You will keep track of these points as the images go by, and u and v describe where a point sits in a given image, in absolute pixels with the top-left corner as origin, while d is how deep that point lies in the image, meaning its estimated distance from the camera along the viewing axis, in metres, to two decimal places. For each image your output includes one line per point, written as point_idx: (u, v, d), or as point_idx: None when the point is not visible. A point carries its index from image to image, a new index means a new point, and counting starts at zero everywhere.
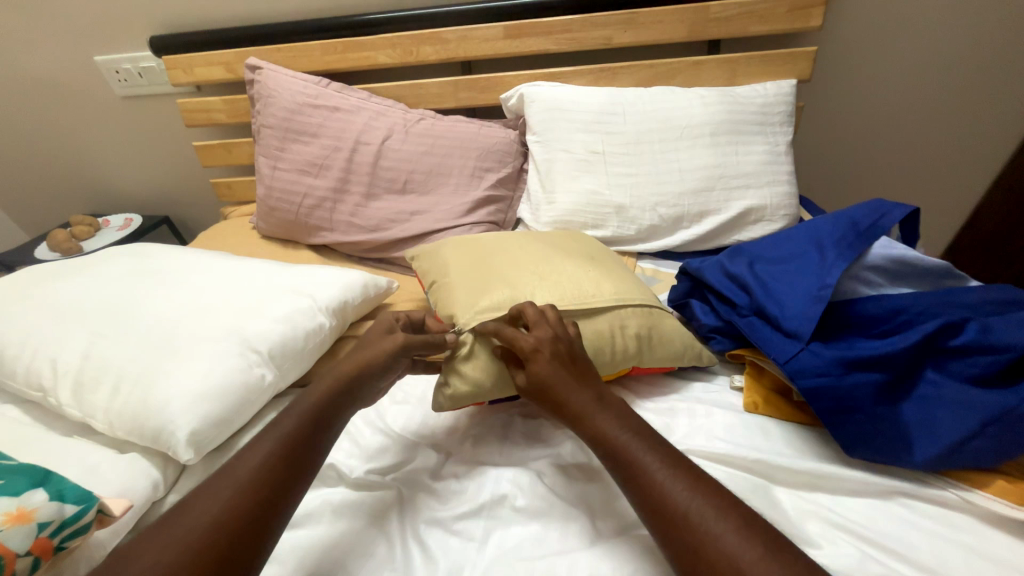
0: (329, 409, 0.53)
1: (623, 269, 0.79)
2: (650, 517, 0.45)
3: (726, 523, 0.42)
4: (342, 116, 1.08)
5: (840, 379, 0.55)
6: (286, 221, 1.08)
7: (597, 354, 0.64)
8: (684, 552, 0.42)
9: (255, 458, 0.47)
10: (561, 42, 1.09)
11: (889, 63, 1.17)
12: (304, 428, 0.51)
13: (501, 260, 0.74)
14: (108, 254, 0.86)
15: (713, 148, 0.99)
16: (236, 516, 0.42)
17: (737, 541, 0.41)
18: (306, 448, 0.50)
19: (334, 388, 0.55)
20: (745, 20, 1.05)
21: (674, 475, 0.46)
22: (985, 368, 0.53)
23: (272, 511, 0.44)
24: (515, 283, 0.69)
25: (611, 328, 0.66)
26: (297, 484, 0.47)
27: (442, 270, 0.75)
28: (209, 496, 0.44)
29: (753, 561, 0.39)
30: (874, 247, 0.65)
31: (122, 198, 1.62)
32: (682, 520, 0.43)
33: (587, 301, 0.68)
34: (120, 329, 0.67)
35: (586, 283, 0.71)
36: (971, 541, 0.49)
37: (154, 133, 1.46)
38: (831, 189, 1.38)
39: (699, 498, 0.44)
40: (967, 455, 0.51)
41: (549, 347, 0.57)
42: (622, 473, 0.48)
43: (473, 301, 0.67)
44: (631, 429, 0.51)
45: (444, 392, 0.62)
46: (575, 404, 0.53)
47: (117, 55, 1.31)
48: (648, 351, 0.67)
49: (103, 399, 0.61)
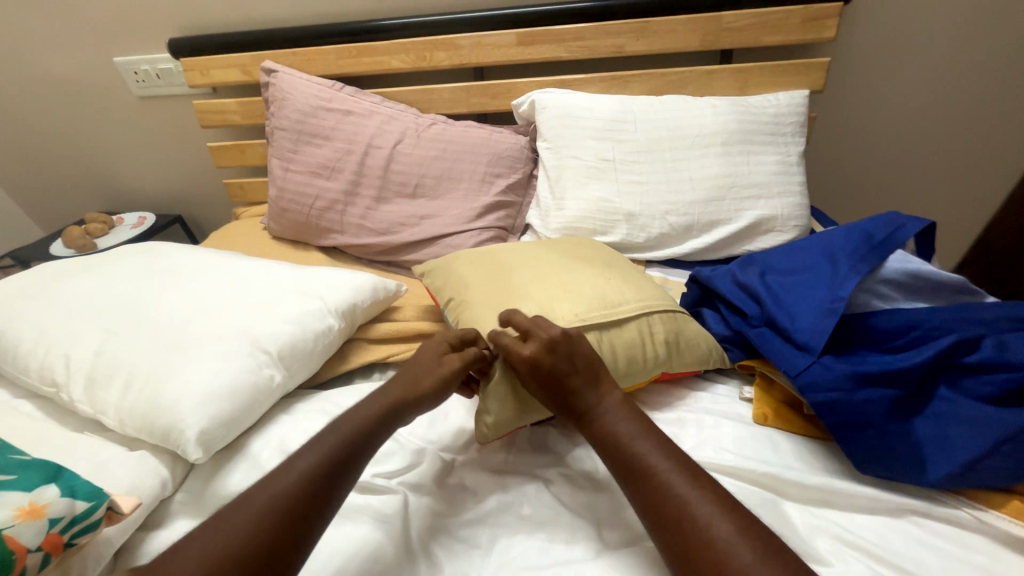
0: (373, 428, 0.54)
1: (646, 279, 0.78)
2: (648, 513, 0.46)
3: (729, 525, 0.42)
4: (355, 119, 1.09)
5: (850, 394, 0.54)
6: (297, 223, 1.09)
7: (633, 362, 0.64)
8: (682, 551, 0.42)
9: (293, 474, 0.47)
10: (574, 50, 1.10)
11: (904, 75, 1.17)
12: (346, 444, 0.51)
13: (519, 271, 0.74)
14: (123, 252, 0.87)
15: (724, 157, 0.99)
16: (268, 531, 0.43)
17: (733, 542, 0.41)
18: (345, 464, 0.50)
19: (380, 410, 0.55)
20: (758, 31, 1.05)
21: (677, 475, 0.47)
22: (1001, 387, 0.52)
23: (303, 528, 0.44)
24: (534, 293, 0.69)
25: (641, 336, 0.66)
26: (333, 497, 0.48)
27: (458, 283, 0.76)
28: (245, 508, 0.44)
29: (752, 562, 0.39)
30: (889, 260, 0.64)
31: (136, 195, 1.64)
32: (682, 519, 0.44)
33: (615, 311, 0.67)
34: (134, 325, 0.68)
35: (608, 291, 0.70)
36: (986, 562, 0.48)
37: (169, 133, 1.48)
38: (842, 200, 1.37)
39: (698, 497, 0.45)
40: (981, 475, 0.50)
41: (544, 356, 0.56)
42: (625, 473, 0.49)
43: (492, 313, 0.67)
44: (635, 428, 0.52)
45: (485, 421, 0.60)
46: (578, 402, 0.55)
47: (136, 56, 1.33)
48: (678, 356, 0.67)
49: (115, 395, 0.62)
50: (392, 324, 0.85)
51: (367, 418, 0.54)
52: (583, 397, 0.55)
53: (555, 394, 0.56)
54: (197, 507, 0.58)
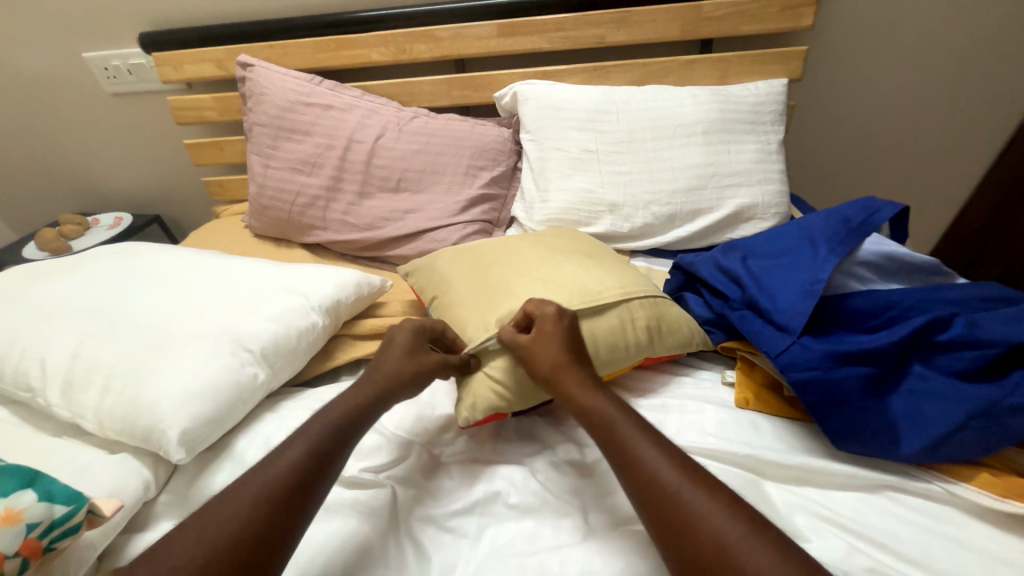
0: (357, 417, 0.53)
1: (631, 267, 0.80)
2: (640, 496, 0.46)
3: (712, 503, 0.43)
4: (335, 114, 1.07)
5: (829, 371, 0.55)
6: (278, 220, 1.07)
7: (617, 350, 0.65)
8: (666, 528, 0.43)
9: (280, 465, 0.47)
10: (554, 41, 1.09)
11: (879, 63, 1.19)
12: (330, 433, 0.51)
13: (500, 268, 0.74)
14: (98, 252, 0.85)
15: (705, 146, 1.00)
16: (255, 523, 0.42)
17: (723, 520, 0.42)
18: (331, 452, 0.49)
19: (366, 398, 0.55)
20: (737, 20, 1.06)
21: (659, 454, 0.47)
22: (971, 362, 0.53)
23: (294, 514, 0.44)
24: (514, 292, 0.69)
25: (621, 324, 0.66)
26: (318, 487, 0.47)
27: (439, 285, 0.76)
28: (230, 501, 0.44)
29: (740, 537, 0.40)
30: (865, 243, 0.65)
31: (111, 196, 1.60)
32: (666, 497, 0.44)
33: (596, 299, 0.68)
34: (111, 328, 0.67)
35: (587, 282, 0.71)
36: (955, 533, 0.50)
37: (144, 131, 1.44)
38: (822, 188, 1.39)
39: (687, 479, 0.45)
40: (952, 448, 0.51)
41: (552, 325, 0.60)
42: (612, 453, 0.49)
43: (474, 318, 0.67)
44: (620, 408, 0.53)
45: (463, 407, 0.62)
46: (568, 381, 0.55)
47: (106, 52, 1.29)
48: (658, 341, 0.68)
49: (94, 399, 0.61)
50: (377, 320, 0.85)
51: (352, 407, 0.54)
52: (573, 375, 0.56)
53: (554, 356, 0.57)
54: (181, 508, 0.57)
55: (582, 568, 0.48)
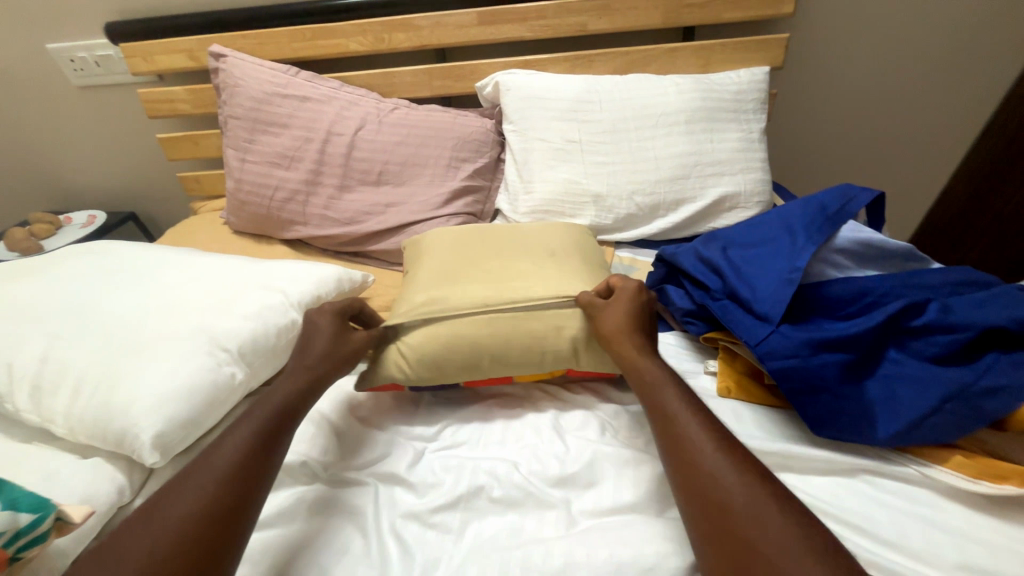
0: (300, 398, 0.55)
1: (602, 270, 0.77)
2: (669, 453, 0.48)
3: (731, 470, 0.45)
4: (312, 106, 1.04)
5: (807, 359, 0.55)
6: (257, 216, 1.05)
7: (526, 356, 0.65)
8: (690, 478, 0.45)
9: (228, 447, 0.47)
10: (536, 29, 1.08)
11: (860, 50, 1.19)
12: (273, 417, 0.51)
13: (465, 255, 0.76)
14: (67, 251, 0.82)
15: (688, 135, 1.00)
16: (212, 501, 0.43)
17: (737, 487, 0.43)
18: (277, 432, 0.50)
19: (303, 381, 0.56)
20: (719, 7, 1.05)
21: (695, 416, 0.50)
22: (944, 347, 0.54)
23: (251, 486, 0.45)
24: (456, 279, 0.71)
25: (546, 328, 0.65)
26: (269, 463, 0.48)
27: (417, 264, 0.79)
28: (188, 484, 0.44)
29: (748, 503, 0.42)
30: (842, 230, 0.65)
31: (83, 194, 1.55)
32: (694, 451, 0.47)
33: (523, 299, 0.67)
34: (81, 329, 0.65)
35: (526, 279, 0.70)
36: (930, 514, 0.51)
37: (116, 125, 1.40)
38: (805, 176, 1.40)
39: (714, 447, 0.47)
40: (928, 431, 0.52)
41: (627, 290, 0.64)
42: (653, 412, 0.52)
43: (414, 298, 0.71)
44: (664, 371, 0.56)
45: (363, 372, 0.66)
46: (625, 346, 0.59)
47: (72, 43, 1.24)
48: (586, 352, 0.65)
49: (64, 403, 0.59)
50: None
51: (290, 389, 0.55)
52: (631, 341, 0.59)
53: (621, 323, 0.61)
54: None
55: (565, 560, 0.47)
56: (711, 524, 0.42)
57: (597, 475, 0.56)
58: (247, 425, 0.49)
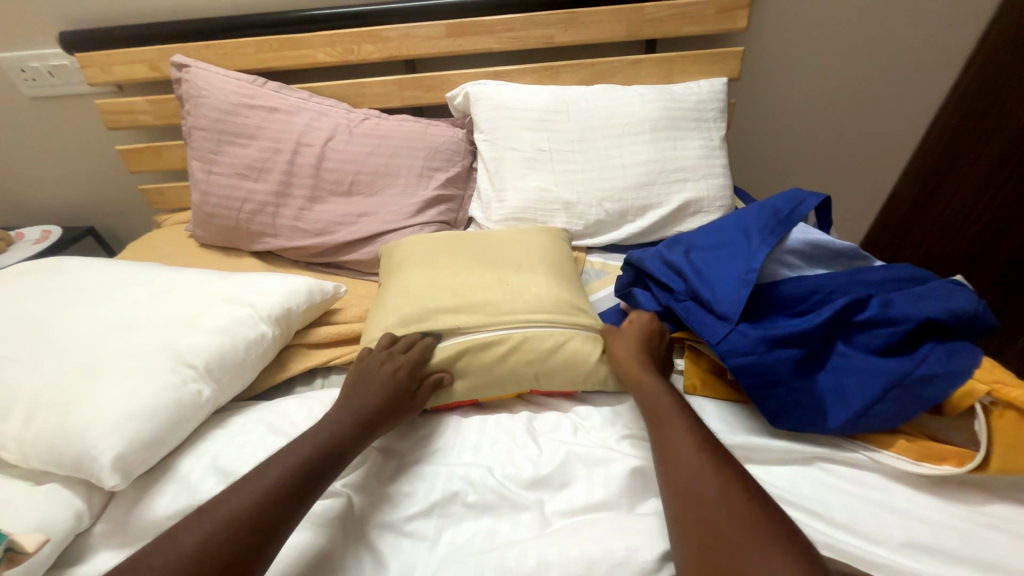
0: (348, 431, 0.55)
1: (569, 282, 0.78)
2: (662, 456, 0.52)
3: (714, 472, 0.48)
4: (281, 116, 1.03)
5: (763, 355, 0.58)
6: (224, 228, 1.03)
7: (493, 375, 0.65)
8: (677, 478, 0.49)
9: (269, 477, 0.48)
10: (504, 41, 1.10)
11: (810, 62, 1.26)
12: (319, 454, 0.51)
13: (432, 270, 0.75)
14: (19, 269, 0.79)
15: (653, 144, 1.03)
16: (235, 533, 0.43)
17: (717, 485, 0.46)
18: (318, 471, 0.50)
19: (357, 420, 0.56)
20: (678, 21, 1.10)
21: (688, 425, 0.53)
22: (886, 339, 0.58)
23: (272, 528, 0.44)
24: (425, 296, 0.71)
25: (507, 351, 0.66)
26: (299, 505, 0.47)
27: (388, 277, 0.79)
28: (219, 508, 0.45)
29: (726, 501, 0.45)
30: (793, 232, 0.69)
31: (36, 209, 1.48)
32: (679, 457, 0.50)
33: (490, 320, 0.67)
34: (35, 350, 0.62)
35: (495, 297, 0.70)
36: (879, 497, 0.54)
37: (72, 137, 1.34)
38: (766, 181, 1.47)
39: (699, 452, 0.50)
40: (873, 419, 0.55)
41: (639, 326, 0.68)
42: (653, 422, 0.56)
43: (386, 314, 0.71)
44: (666, 388, 0.59)
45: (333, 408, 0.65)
46: (632, 365, 0.63)
47: (22, 52, 1.19)
48: (547, 373, 0.66)
49: (16, 426, 0.56)
50: (333, 328, 0.83)
51: (343, 419, 0.56)
52: (639, 364, 0.63)
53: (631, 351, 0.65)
54: (119, 537, 0.54)
55: (538, 560, 0.48)
56: (689, 520, 0.45)
57: (569, 476, 0.57)
58: (291, 457, 0.50)
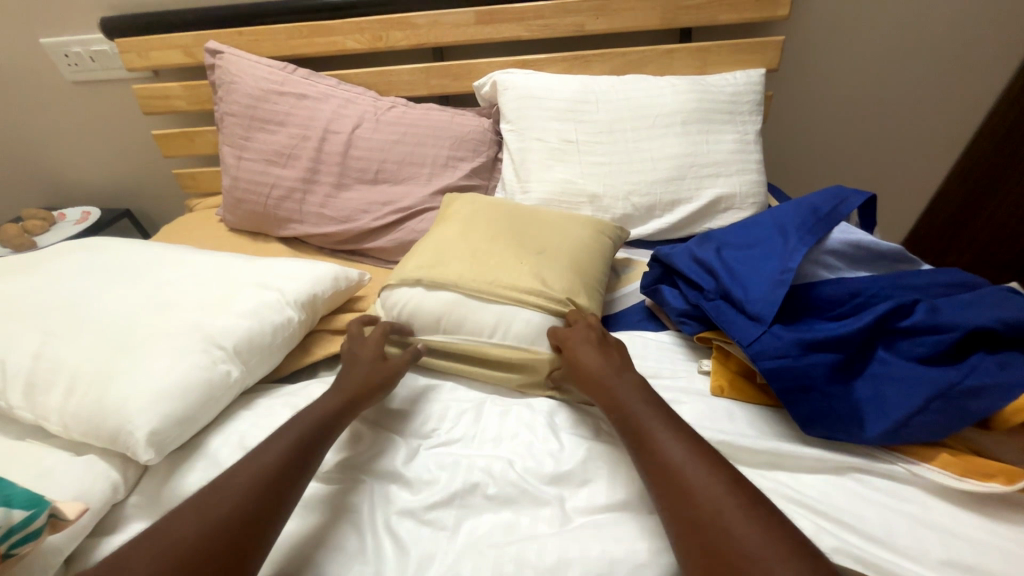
0: (328, 419, 0.55)
1: (592, 285, 0.75)
2: (653, 475, 0.47)
3: (718, 483, 0.44)
4: (309, 103, 1.04)
5: (798, 359, 0.56)
6: (252, 213, 1.05)
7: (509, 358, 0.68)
8: (675, 494, 0.45)
9: (259, 463, 0.48)
10: (534, 28, 1.08)
11: (854, 53, 1.20)
12: (304, 441, 0.51)
13: (468, 230, 0.78)
14: (59, 249, 0.82)
15: (683, 136, 1.00)
16: (224, 522, 0.42)
17: (725, 498, 0.43)
18: (304, 458, 0.50)
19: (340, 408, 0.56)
20: (716, 9, 1.05)
21: (674, 435, 0.49)
22: (932, 347, 0.55)
23: (264, 515, 0.44)
24: (448, 251, 0.75)
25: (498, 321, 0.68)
26: (290, 492, 0.47)
27: (439, 222, 0.84)
28: (210, 499, 0.44)
29: (738, 513, 0.42)
30: (834, 232, 0.66)
31: (76, 191, 1.53)
32: (674, 472, 0.46)
33: (484, 287, 0.70)
34: (75, 327, 0.64)
35: (504, 266, 0.72)
36: (916, 511, 0.51)
37: (111, 121, 1.39)
38: (801, 177, 1.41)
39: (698, 463, 0.46)
40: (914, 430, 0.52)
41: (574, 344, 0.63)
42: (634, 438, 0.51)
43: (417, 256, 0.76)
44: (642, 396, 0.55)
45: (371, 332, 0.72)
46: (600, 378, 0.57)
47: (66, 37, 1.23)
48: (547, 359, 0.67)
49: (58, 400, 0.59)
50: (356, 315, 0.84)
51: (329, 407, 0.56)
52: (601, 378, 0.57)
53: (583, 376, 0.59)
54: (153, 510, 0.56)
55: (558, 556, 0.48)
56: (699, 539, 0.41)
57: (590, 473, 0.56)
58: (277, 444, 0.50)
